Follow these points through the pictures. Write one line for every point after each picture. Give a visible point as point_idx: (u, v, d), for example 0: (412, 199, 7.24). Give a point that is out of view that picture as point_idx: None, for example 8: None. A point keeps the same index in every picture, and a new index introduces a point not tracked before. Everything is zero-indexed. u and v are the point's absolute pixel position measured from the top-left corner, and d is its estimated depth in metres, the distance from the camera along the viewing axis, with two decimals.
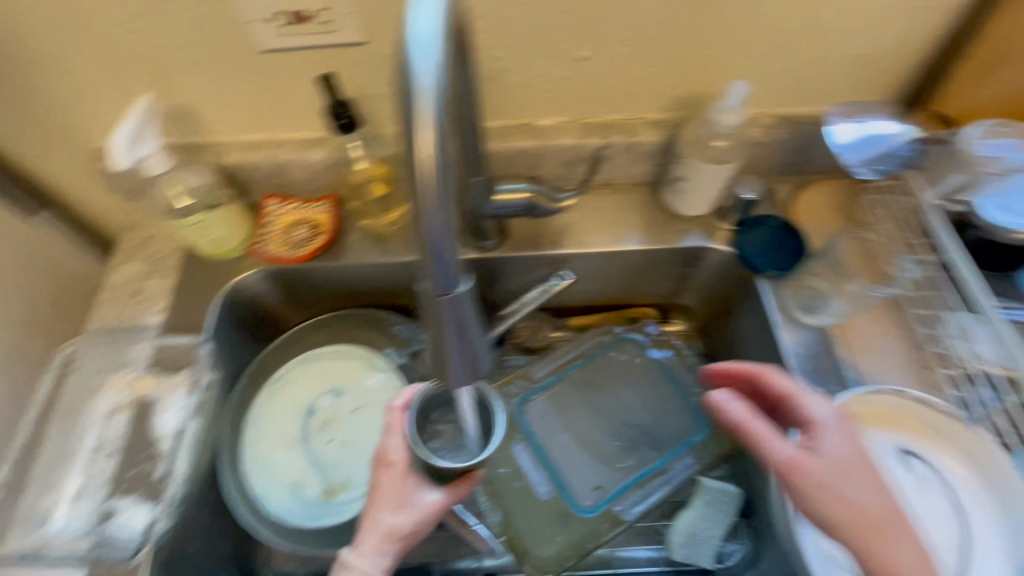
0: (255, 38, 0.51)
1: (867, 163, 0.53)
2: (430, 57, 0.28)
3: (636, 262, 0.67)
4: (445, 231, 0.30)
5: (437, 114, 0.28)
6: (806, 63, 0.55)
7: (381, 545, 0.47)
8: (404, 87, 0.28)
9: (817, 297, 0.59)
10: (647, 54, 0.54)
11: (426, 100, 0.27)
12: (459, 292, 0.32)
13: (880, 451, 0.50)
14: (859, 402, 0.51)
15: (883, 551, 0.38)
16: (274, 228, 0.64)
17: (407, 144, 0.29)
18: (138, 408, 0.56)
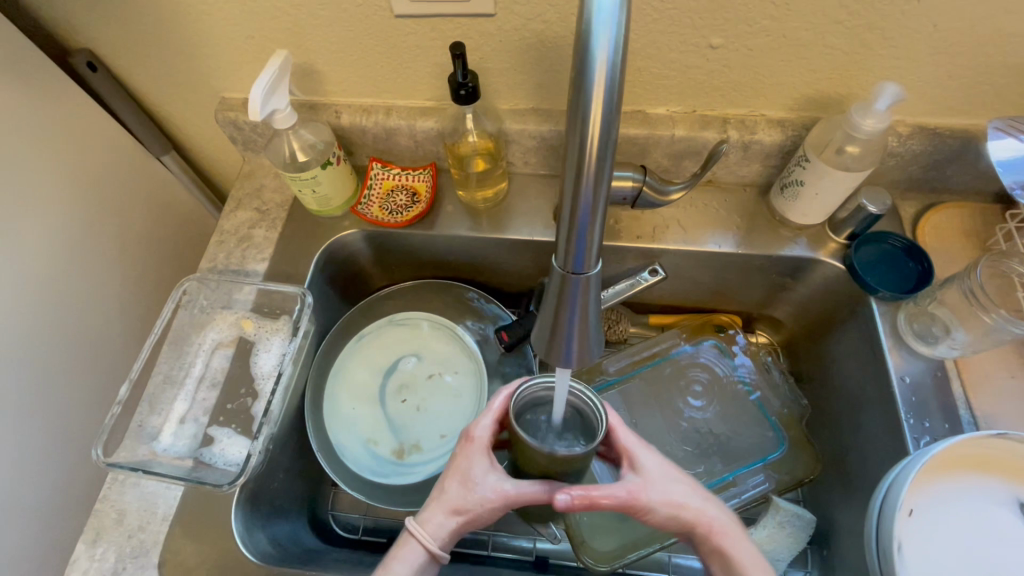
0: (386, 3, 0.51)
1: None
2: (610, 24, 0.25)
3: (733, 266, 0.64)
4: (594, 213, 0.29)
5: (610, 88, 0.26)
6: (968, 71, 0.50)
7: (445, 518, 0.46)
8: (577, 59, 0.26)
9: (939, 326, 0.53)
10: (787, 47, 0.51)
11: (603, 70, 0.26)
12: (591, 278, 0.32)
13: (997, 501, 0.45)
14: (977, 444, 0.45)
15: (719, 535, 0.44)
16: (377, 190, 0.67)
17: (570, 122, 0.27)
18: (240, 348, 0.61)
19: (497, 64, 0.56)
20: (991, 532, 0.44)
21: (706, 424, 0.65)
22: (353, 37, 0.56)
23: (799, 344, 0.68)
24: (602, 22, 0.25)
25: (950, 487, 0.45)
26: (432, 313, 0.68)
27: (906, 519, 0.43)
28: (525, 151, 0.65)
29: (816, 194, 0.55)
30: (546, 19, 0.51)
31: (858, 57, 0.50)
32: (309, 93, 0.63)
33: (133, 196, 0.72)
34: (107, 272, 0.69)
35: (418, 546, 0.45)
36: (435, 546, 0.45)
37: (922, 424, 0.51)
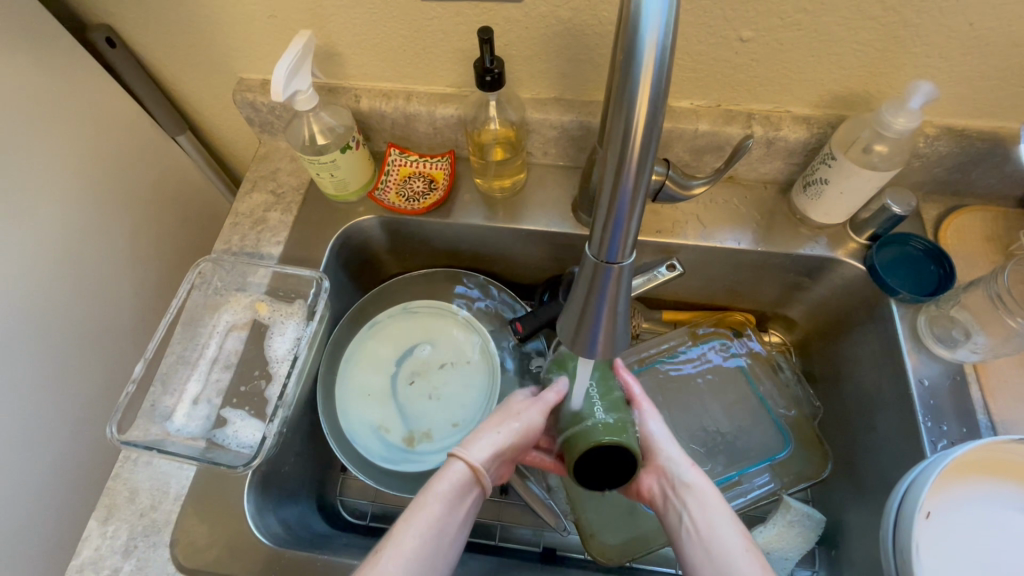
0: None
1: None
2: (660, 5, 0.25)
3: (750, 263, 0.64)
4: (631, 200, 0.28)
5: (655, 71, 0.25)
6: (1001, 72, 0.49)
7: (493, 440, 0.48)
8: (623, 42, 0.26)
9: (959, 330, 0.53)
10: (819, 42, 0.50)
11: (652, 52, 0.25)
12: (624, 268, 0.31)
13: (1014, 506, 0.44)
14: (995, 448, 0.44)
15: (691, 467, 0.49)
16: (393, 177, 0.66)
17: (612, 105, 0.27)
18: (253, 331, 0.60)
19: (521, 51, 0.56)
20: (1008, 537, 0.43)
21: (715, 422, 0.65)
22: (377, 19, 0.55)
23: (813, 344, 0.68)
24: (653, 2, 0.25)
25: (967, 492, 0.44)
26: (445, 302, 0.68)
27: (924, 523, 0.43)
28: (544, 141, 0.64)
29: (840, 193, 0.55)
30: (574, 6, 0.50)
31: (890, 54, 0.49)
32: (328, 76, 0.63)
33: (147, 175, 0.72)
34: (121, 251, 0.69)
35: (463, 466, 0.46)
36: (481, 465, 0.46)
37: (939, 427, 0.51)
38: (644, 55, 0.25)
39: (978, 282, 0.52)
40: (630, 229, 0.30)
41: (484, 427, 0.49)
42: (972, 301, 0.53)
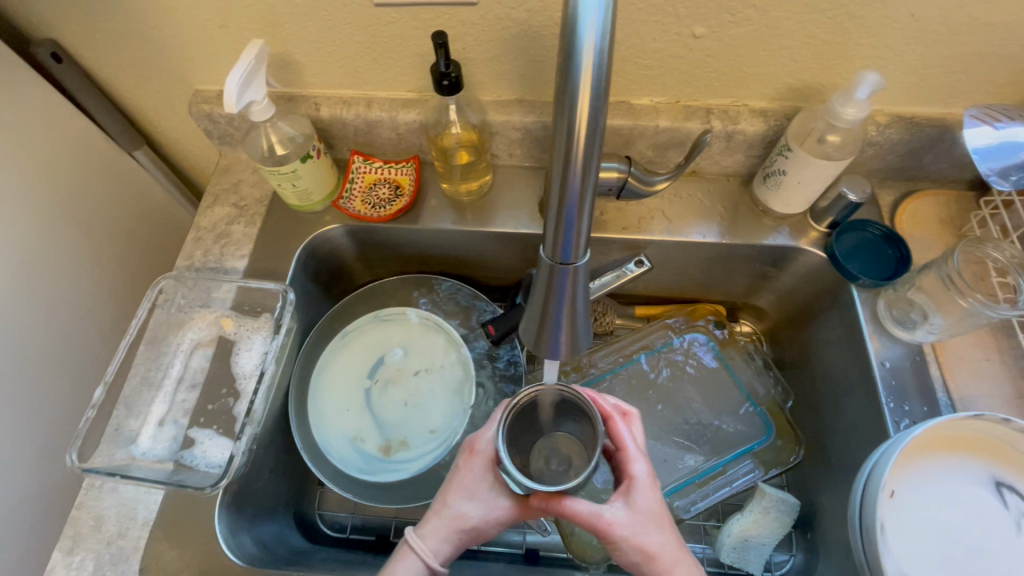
0: None
1: (1001, 172, 0.48)
2: (596, 5, 0.25)
3: (717, 255, 0.64)
4: (580, 201, 0.28)
5: (594, 71, 0.26)
6: (944, 61, 0.51)
7: (446, 535, 0.47)
8: (562, 45, 0.26)
9: (916, 311, 0.55)
10: (769, 37, 0.51)
11: (590, 56, 0.25)
12: (579, 269, 0.31)
13: (972, 480, 0.45)
14: (954, 424, 0.45)
15: None
16: (358, 184, 0.65)
17: (555, 107, 0.27)
18: (219, 348, 0.59)
19: (480, 54, 0.56)
20: (970, 508, 0.45)
21: (696, 413, 0.65)
22: (332, 26, 0.54)
23: (782, 332, 0.69)
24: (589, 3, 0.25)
25: (925, 468, 0.45)
26: (415, 308, 0.67)
27: (886, 501, 0.44)
28: (508, 143, 0.64)
29: (798, 183, 0.56)
30: (528, 8, 0.50)
31: (839, 46, 0.50)
32: (287, 86, 0.62)
33: (103, 194, 0.70)
34: (77, 271, 0.67)
35: (420, 562, 0.47)
36: (437, 561, 0.47)
37: (901, 407, 0.52)
38: (582, 57, 0.25)
39: (928, 266, 0.53)
40: (581, 231, 0.30)
41: (439, 512, 0.47)
42: (928, 284, 0.54)
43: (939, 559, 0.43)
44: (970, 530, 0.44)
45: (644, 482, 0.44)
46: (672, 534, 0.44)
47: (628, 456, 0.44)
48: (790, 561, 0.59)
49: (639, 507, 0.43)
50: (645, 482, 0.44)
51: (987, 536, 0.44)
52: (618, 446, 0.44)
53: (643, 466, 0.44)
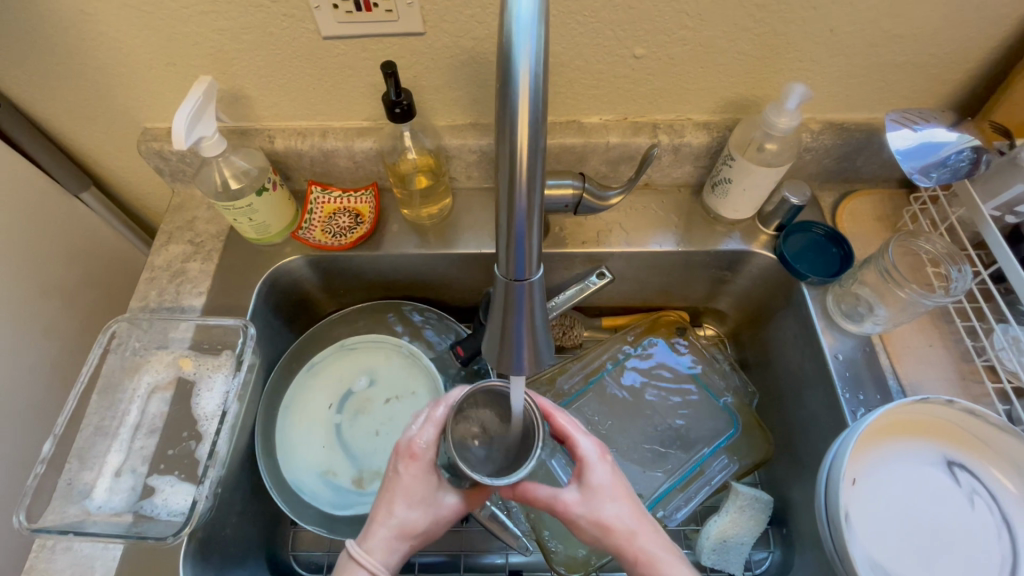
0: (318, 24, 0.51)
1: (922, 170, 0.52)
2: (529, 35, 0.27)
3: (675, 263, 0.67)
4: (529, 217, 0.29)
5: (532, 94, 0.27)
6: (864, 70, 0.55)
7: (391, 540, 0.47)
8: (498, 73, 0.27)
9: (862, 303, 0.57)
10: (703, 55, 0.54)
11: (526, 80, 0.27)
12: (535, 282, 0.32)
13: (923, 461, 0.47)
14: (905, 410, 0.47)
15: (647, 565, 0.45)
16: (318, 214, 0.65)
17: (497, 130, 0.28)
18: (178, 391, 0.57)
19: (430, 82, 0.57)
20: (925, 489, 0.47)
21: (667, 419, 0.66)
22: (282, 59, 0.54)
23: (743, 333, 0.71)
24: (522, 32, 0.26)
25: (880, 454, 0.47)
26: (381, 335, 0.67)
27: (847, 489, 0.46)
28: (465, 166, 0.65)
29: (743, 191, 0.59)
30: (475, 36, 0.52)
31: (768, 61, 0.54)
32: (238, 120, 0.62)
33: (48, 238, 0.67)
34: (17, 319, 0.64)
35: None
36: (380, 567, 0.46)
37: (857, 397, 0.54)
38: (519, 82, 0.27)
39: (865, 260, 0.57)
40: (531, 248, 0.31)
41: (379, 516, 0.48)
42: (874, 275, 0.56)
43: (903, 541, 0.45)
44: (927, 510, 0.46)
45: (592, 458, 0.49)
46: (630, 503, 0.47)
47: (573, 439, 0.49)
48: (769, 557, 0.60)
49: (595, 477, 0.48)
50: (594, 459, 0.49)
51: (943, 514, 0.46)
52: (562, 429, 0.50)
53: (589, 442, 0.49)
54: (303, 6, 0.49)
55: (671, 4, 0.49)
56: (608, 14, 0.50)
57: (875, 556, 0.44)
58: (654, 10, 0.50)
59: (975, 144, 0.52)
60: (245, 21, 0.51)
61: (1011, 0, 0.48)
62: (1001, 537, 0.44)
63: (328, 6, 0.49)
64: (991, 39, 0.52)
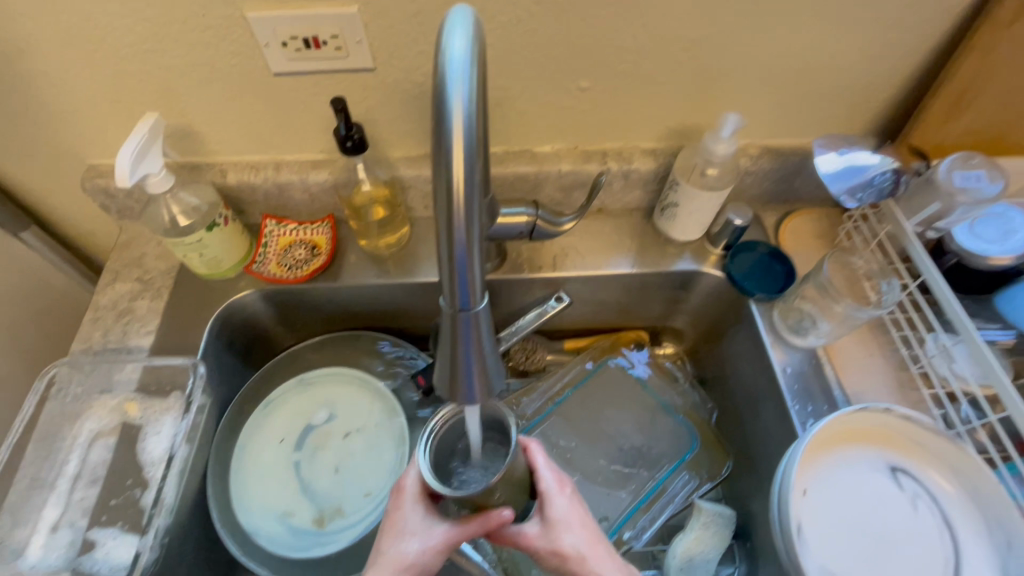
0: (267, 60, 0.51)
1: (849, 191, 0.55)
2: (461, 77, 0.28)
3: (631, 285, 0.68)
4: (469, 249, 0.30)
5: (467, 131, 0.28)
6: (793, 99, 0.58)
7: None
8: (433, 112, 0.28)
9: (805, 318, 0.60)
10: (644, 87, 0.57)
11: (460, 119, 0.28)
12: (480, 311, 0.32)
13: (868, 468, 0.49)
14: (848, 419, 0.49)
15: None
16: (273, 246, 0.64)
17: (434, 165, 0.29)
18: (123, 436, 0.54)
19: (383, 115, 0.58)
20: (872, 494, 0.49)
21: (629, 439, 0.67)
22: (232, 94, 0.54)
23: (701, 350, 0.73)
24: (454, 71, 0.28)
25: (828, 463, 0.49)
26: (341, 367, 0.66)
27: (798, 500, 0.47)
28: (422, 196, 0.66)
29: (689, 214, 0.61)
30: (425, 71, 0.53)
31: (705, 92, 0.57)
32: (187, 154, 0.61)
33: None
34: None
35: None
36: None
37: (806, 408, 0.56)
38: (453, 120, 0.28)
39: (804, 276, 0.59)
40: (477, 279, 0.31)
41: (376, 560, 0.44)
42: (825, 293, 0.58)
43: (856, 549, 0.46)
44: (874, 516, 0.48)
45: (552, 490, 0.46)
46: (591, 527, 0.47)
47: (533, 466, 0.47)
48: (735, 573, 0.60)
49: (552, 507, 0.46)
50: (554, 490, 0.46)
51: (890, 516, 0.48)
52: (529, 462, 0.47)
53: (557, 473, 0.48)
54: (251, 43, 0.50)
55: (610, 40, 0.52)
56: (551, 49, 0.52)
57: (829, 564, 0.45)
58: (594, 45, 0.52)
59: (894, 165, 0.56)
60: (193, 57, 0.51)
61: (915, 35, 0.53)
62: (942, 535, 0.46)
63: (277, 43, 0.50)
64: (902, 71, 0.56)
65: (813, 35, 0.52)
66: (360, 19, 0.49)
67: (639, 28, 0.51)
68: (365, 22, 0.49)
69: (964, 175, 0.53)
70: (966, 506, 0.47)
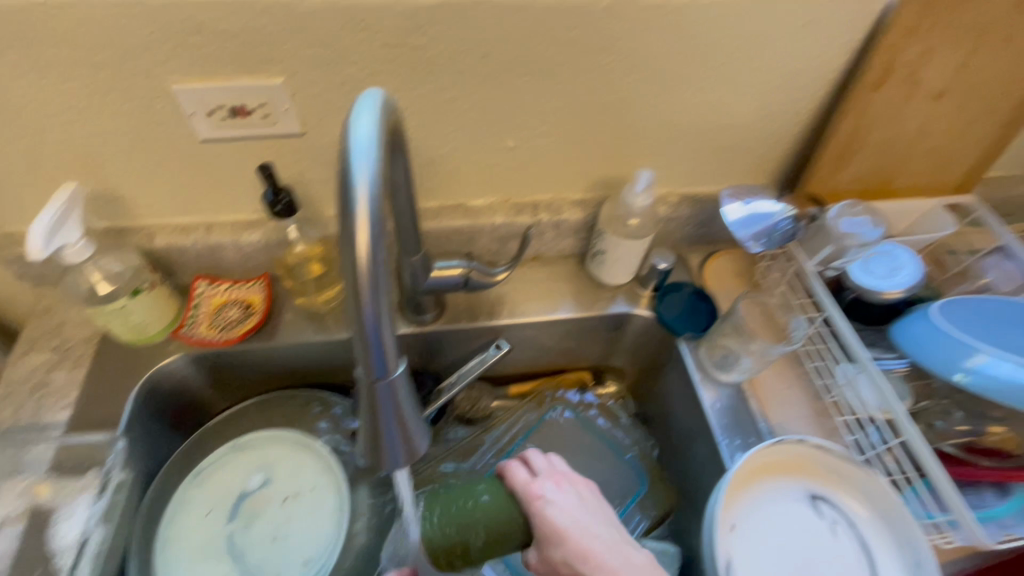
0: (194, 128, 0.52)
1: (754, 237, 0.60)
2: (367, 157, 0.30)
3: (569, 329, 0.71)
4: (379, 316, 0.31)
5: (372, 206, 0.30)
6: (702, 153, 0.64)
7: None
8: (340, 190, 0.30)
9: (727, 355, 0.63)
10: (566, 145, 0.60)
11: (366, 194, 0.29)
12: (396, 376, 0.33)
13: (792, 498, 0.52)
14: (769, 452, 0.52)
15: None
16: (204, 308, 0.63)
17: (343, 239, 0.30)
18: (32, 521, 0.51)
19: (315, 176, 0.59)
20: (796, 521, 0.51)
21: None
22: (157, 160, 0.54)
23: (641, 388, 0.76)
24: (359, 154, 0.30)
25: (754, 496, 0.51)
26: (280, 429, 0.64)
27: (727, 536, 0.49)
28: None
29: (617, 260, 0.65)
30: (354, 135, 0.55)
31: (622, 148, 0.62)
32: (111, 219, 0.60)
33: None
34: None
35: None
36: None
37: (735, 442, 0.59)
38: (358, 196, 0.30)
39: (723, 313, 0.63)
40: (391, 348, 0.32)
41: None
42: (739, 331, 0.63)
43: None
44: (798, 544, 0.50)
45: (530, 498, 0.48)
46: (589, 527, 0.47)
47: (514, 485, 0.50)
48: None
49: (535, 508, 0.48)
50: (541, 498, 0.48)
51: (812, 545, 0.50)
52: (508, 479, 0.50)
53: (541, 481, 0.50)
54: (176, 113, 0.50)
55: (530, 105, 0.56)
56: (475, 113, 0.56)
57: None
58: (515, 109, 0.56)
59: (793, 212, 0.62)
60: (114, 126, 0.51)
61: (801, 97, 0.59)
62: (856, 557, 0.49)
63: (202, 111, 0.50)
64: (794, 127, 0.63)
65: (712, 99, 0.58)
66: (288, 90, 0.50)
67: (554, 94, 0.55)
68: (292, 93, 0.51)
69: (851, 220, 0.61)
70: (877, 525, 0.50)
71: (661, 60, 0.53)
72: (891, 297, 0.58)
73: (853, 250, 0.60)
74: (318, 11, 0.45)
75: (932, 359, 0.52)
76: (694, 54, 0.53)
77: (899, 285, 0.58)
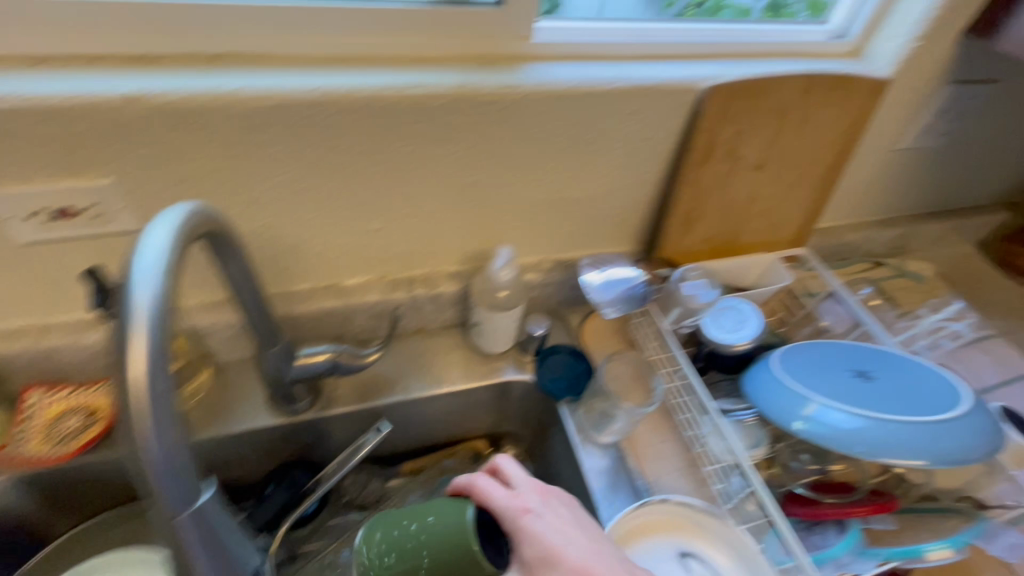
0: (10, 232, 0.48)
1: (611, 304, 0.66)
2: (152, 282, 0.31)
3: (455, 401, 0.70)
4: (167, 447, 0.31)
5: (154, 335, 0.30)
6: (563, 224, 0.68)
7: None
8: (123, 316, 0.30)
9: (601, 415, 0.66)
10: (430, 224, 0.62)
11: (145, 318, 0.30)
12: (197, 507, 0.32)
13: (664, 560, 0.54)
14: (637, 514, 0.55)
15: None
16: (27, 424, 0.56)
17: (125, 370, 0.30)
18: None
19: None
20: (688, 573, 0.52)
21: None
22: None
23: (535, 453, 0.75)
24: (59, 282, 0.28)
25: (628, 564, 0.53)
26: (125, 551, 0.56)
27: None
28: (224, 340, 0.63)
29: (492, 330, 0.66)
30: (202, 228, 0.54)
31: (485, 224, 0.64)
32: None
33: None
34: None
35: None
36: None
37: (613, 505, 0.60)
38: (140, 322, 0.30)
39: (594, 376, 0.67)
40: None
41: None
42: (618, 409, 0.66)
43: None
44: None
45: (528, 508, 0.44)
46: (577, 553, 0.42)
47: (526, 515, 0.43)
48: None
49: (525, 515, 0.43)
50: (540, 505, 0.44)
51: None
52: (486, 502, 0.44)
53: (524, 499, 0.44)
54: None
55: (385, 190, 0.57)
56: (337, 199, 0.56)
57: None
58: (374, 193, 0.57)
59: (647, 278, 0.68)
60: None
61: (644, 171, 0.65)
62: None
63: (19, 216, 0.47)
64: (644, 197, 0.68)
65: (563, 177, 0.62)
66: (117, 189, 0.48)
67: (415, 177, 0.57)
68: (123, 191, 0.49)
69: (692, 282, 0.68)
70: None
71: (507, 145, 0.57)
72: (735, 350, 0.65)
73: (700, 310, 0.67)
74: (142, 114, 0.45)
75: (771, 410, 0.56)
76: (535, 138, 0.57)
77: (742, 337, 0.65)
